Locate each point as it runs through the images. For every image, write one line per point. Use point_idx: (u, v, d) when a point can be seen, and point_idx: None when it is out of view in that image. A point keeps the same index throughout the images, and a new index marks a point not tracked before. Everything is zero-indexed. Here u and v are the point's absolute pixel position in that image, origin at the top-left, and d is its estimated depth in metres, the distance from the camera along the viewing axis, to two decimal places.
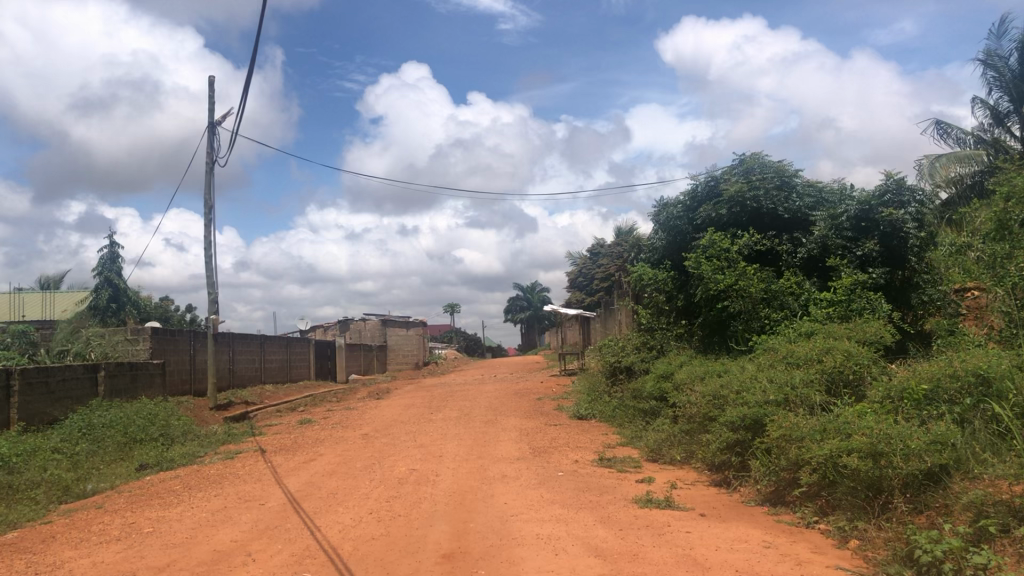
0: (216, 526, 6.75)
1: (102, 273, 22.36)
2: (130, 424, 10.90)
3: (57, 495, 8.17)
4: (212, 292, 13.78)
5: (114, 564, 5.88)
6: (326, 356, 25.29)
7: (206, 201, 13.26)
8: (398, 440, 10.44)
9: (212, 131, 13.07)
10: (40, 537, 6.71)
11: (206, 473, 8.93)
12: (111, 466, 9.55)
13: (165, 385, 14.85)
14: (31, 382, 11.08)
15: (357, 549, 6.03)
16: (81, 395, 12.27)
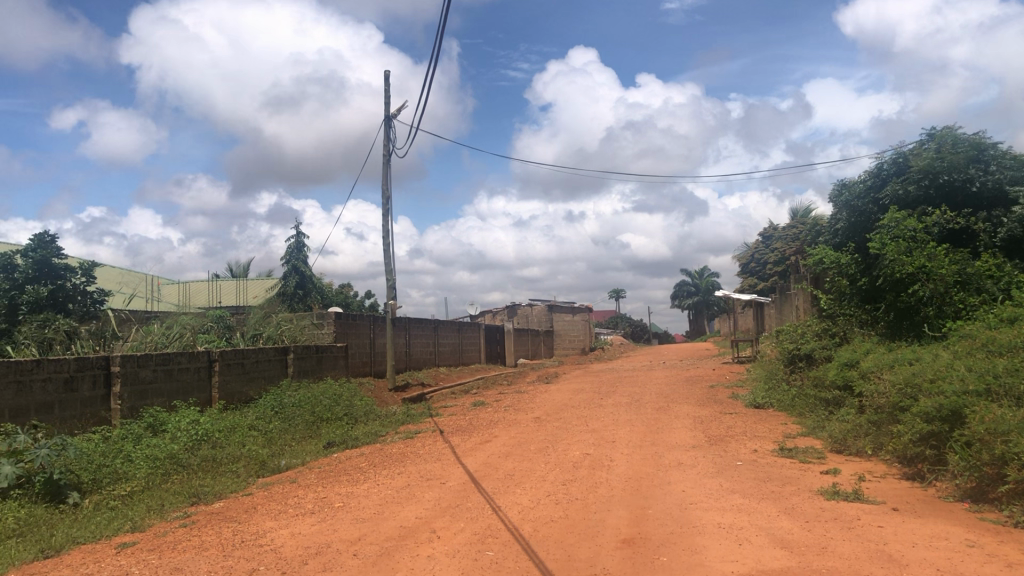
0: (401, 502, 7.01)
1: (289, 261, 23.68)
2: (317, 403, 11.52)
3: (256, 469, 8.73)
4: (390, 280, 14.30)
5: (311, 536, 6.23)
6: (496, 340, 25.75)
7: (384, 191, 13.75)
8: (571, 424, 10.50)
9: (389, 123, 13.51)
10: (243, 507, 7.21)
11: (389, 452, 9.28)
12: (302, 443, 10.11)
13: (347, 367, 15.59)
14: (228, 363, 11.91)
15: (537, 530, 6.12)
16: (273, 375, 13.07)
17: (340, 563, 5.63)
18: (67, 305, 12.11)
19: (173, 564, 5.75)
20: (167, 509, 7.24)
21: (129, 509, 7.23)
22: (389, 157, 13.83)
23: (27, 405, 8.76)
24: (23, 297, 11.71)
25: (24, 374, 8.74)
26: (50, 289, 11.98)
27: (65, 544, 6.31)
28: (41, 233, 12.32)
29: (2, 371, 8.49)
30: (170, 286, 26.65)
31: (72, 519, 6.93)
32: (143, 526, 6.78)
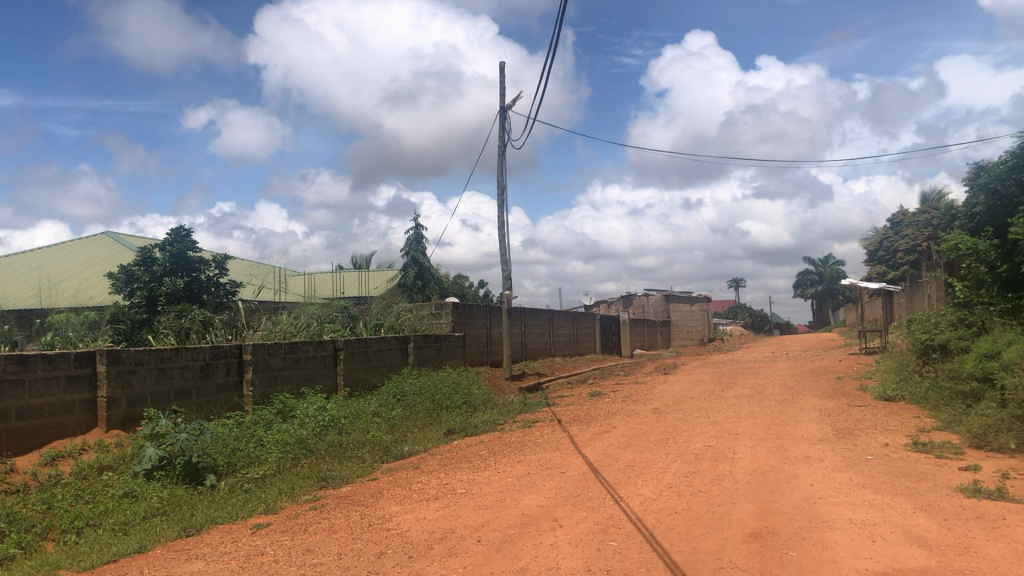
0: (522, 490, 7.06)
1: (409, 253, 24.20)
2: (437, 391, 11.73)
3: (380, 454, 8.95)
4: (506, 270, 14.40)
5: (435, 522, 6.34)
6: (612, 331, 25.63)
7: (499, 181, 13.84)
8: (691, 416, 10.34)
9: (505, 113, 13.58)
10: (370, 492, 7.41)
11: (508, 441, 9.35)
12: (423, 430, 10.31)
13: (464, 356, 15.82)
14: (352, 351, 12.28)
15: (660, 522, 6.05)
16: (394, 364, 13.39)
17: (464, 549, 5.71)
18: (202, 296, 12.71)
19: (305, 546, 5.97)
20: (298, 492, 7.52)
21: (263, 491, 7.53)
22: (504, 148, 13.91)
23: (168, 390, 9.25)
24: (162, 289, 12.36)
25: (164, 362, 9.23)
26: (186, 280, 12.60)
27: (204, 523, 6.63)
28: (178, 228, 12.97)
29: (145, 359, 8.98)
30: (295, 278, 27.62)
31: (210, 500, 7.27)
32: (276, 507, 7.05)
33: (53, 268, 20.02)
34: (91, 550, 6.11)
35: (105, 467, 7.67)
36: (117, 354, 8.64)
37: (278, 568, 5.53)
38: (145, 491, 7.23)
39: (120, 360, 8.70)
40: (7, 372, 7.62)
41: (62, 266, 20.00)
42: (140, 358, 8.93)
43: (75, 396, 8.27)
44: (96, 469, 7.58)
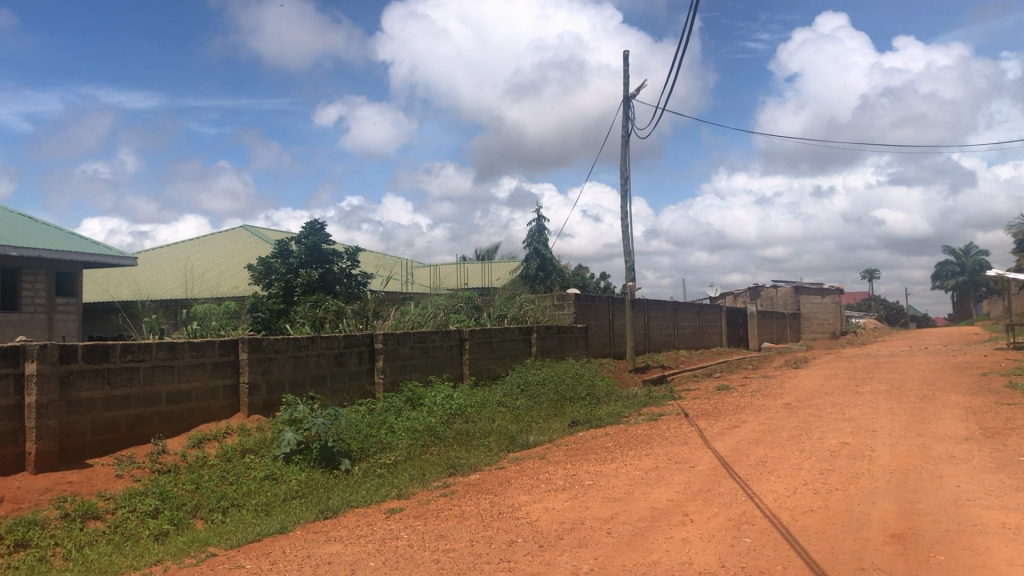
0: (651, 484, 7.00)
1: (531, 244, 24.37)
2: (561, 382, 11.76)
3: (506, 444, 9.03)
4: (629, 261, 14.28)
5: (564, 512, 6.36)
6: (739, 323, 25.09)
7: (623, 171, 13.72)
8: (825, 411, 10.01)
9: (628, 103, 13.45)
10: (498, 480, 7.49)
11: (635, 433, 9.28)
12: (548, 421, 10.35)
13: (587, 347, 15.82)
14: (476, 341, 12.47)
15: (796, 519, 5.89)
16: (517, 354, 13.51)
17: (594, 540, 5.71)
18: (335, 286, 13.12)
19: (437, 531, 6.09)
20: (429, 478, 7.68)
21: (395, 476, 7.73)
22: (627, 138, 13.77)
23: (304, 377, 9.61)
24: (298, 279, 12.83)
25: (301, 350, 9.58)
26: (320, 272, 13.02)
27: (341, 506, 6.85)
28: (312, 221, 13.42)
29: (283, 347, 9.36)
30: (422, 270, 28.20)
31: (345, 484, 7.51)
32: (408, 493, 7.22)
33: (196, 260, 21.10)
34: (237, 529, 6.41)
35: (247, 450, 8.03)
36: (257, 342, 9.03)
37: (412, 552, 5.66)
38: (284, 474, 7.53)
39: (260, 348, 9.09)
40: (159, 359, 8.08)
41: (204, 258, 21.05)
42: (278, 346, 9.31)
43: (219, 382, 8.69)
44: (239, 451, 7.95)
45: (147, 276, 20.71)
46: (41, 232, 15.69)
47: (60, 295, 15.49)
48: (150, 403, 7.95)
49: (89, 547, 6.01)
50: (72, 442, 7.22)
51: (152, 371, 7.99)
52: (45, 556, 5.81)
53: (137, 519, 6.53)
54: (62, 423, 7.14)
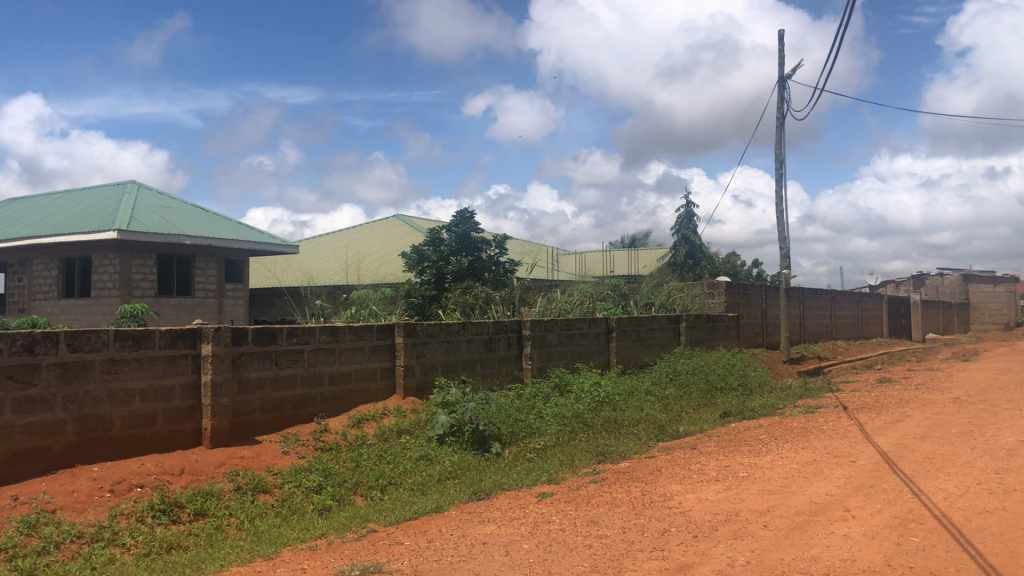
0: (809, 478, 6.76)
1: (680, 231, 24.00)
2: (711, 372, 11.55)
3: (656, 433, 8.94)
4: (783, 248, 13.83)
5: (718, 503, 6.24)
6: (901, 313, 23.89)
7: (777, 155, 13.29)
8: (999, 407, 9.39)
9: (783, 84, 12.99)
10: (648, 469, 7.43)
11: (791, 426, 8.99)
12: (699, 411, 10.18)
13: (739, 337, 15.45)
14: (624, 329, 12.43)
15: (969, 520, 5.55)
16: (666, 343, 13.37)
17: (750, 532, 5.57)
18: (484, 273, 13.32)
19: (589, 517, 6.10)
20: (578, 464, 7.70)
21: (545, 461, 7.79)
22: (782, 120, 13.31)
23: (456, 361, 9.83)
24: (449, 267, 13.12)
25: (453, 335, 9.81)
26: (470, 259, 13.24)
27: (493, 488, 6.97)
28: (463, 209, 13.67)
29: (436, 332, 9.60)
30: (569, 257, 28.28)
31: (497, 467, 7.63)
32: (558, 478, 7.27)
33: (352, 247, 21.93)
34: (394, 507, 6.63)
35: (403, 430, 8.29)
36: (412, 327, 9.30)
37: (565, 537, 5.69)
38: (438, 455, 7.74)
39: (414, 333, 9.36)
40: (321, 342, 8.44)
41: (360, 247, 21.83)
42: (432, 331, 9.56)
43: (377, 364, 9.02)
44: (395, 432, 8.22)
45: (308, 263, 21.69)
46: (211, 222, 16.66)
47: (230, 281, 16.44)
48: (312, 384, 8.33)
49: (260, 519, 6.37)
50: (243, 419, 7.67)
51: (314, 354, 8.36)
52: (221, 525, 6.20)
53: (302, 493, 6.87)
54: (234, 401, 7.59)
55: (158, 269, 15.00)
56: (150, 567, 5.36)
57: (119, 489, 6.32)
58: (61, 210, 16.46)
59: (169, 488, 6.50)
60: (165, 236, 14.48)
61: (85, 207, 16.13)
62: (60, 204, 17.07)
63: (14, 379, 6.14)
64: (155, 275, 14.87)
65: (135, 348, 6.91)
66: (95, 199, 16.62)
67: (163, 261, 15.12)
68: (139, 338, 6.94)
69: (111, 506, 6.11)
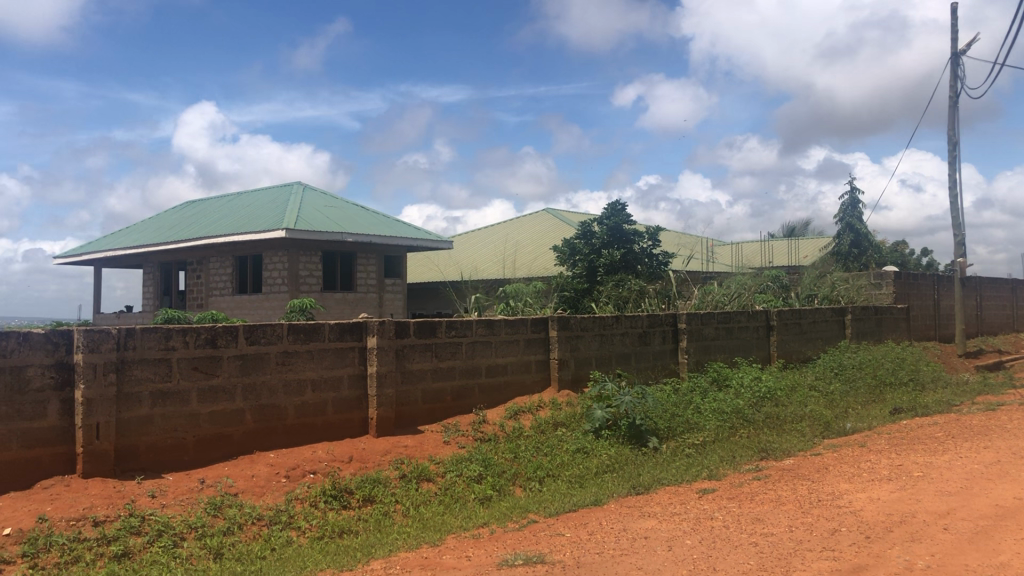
0: (994, 480, 6.32)
1: (843, 219, 23.01)
2: (880, 366, 11.03)
3: (820, 430, 8.59)
4: (958, 235, 13.01)
5: (892, 504, 5.94)
6: None
7: (951, 136, 12.51)
8: None
9: (956, 60, 12.21)
10: (814, 466, 7.16)
11: (970, 424, 8.45)
12: (867, 406, 9.73)
13: (909, 330, 14.67)
14: (785, 322, 12.07)
15: None
16: (830, 337, 12.87)
17: (929, 535, 5.27)
18: (637, 266, 13.19)
19: (753, 515, 5.93)
20: (739, 460, 7.51)
21: (704, 457, 7.65)
22: (955, 99, 12.52)
23: (610, 355, 9.81)
24: (601, 260, 13.09)
25: (606, 329, 9.77)
26: (623, 252, 13.15)
27: (652, 483, 6.89)
28: (615, 202, 13.59)
29: (589, 325, 9.60)
30: (725, 248, 27.65)
31: (655, 461, 7.55)
32: (719, 474, 7.12)
33: (505, 242, 22.24)
34: (554, 498, 6.67)
35: (559, 423, 8.34)
36: (566, 320, 9.34)
37: (729, 534, 5.57)
38: (595, 449, 7.74)
39: (568, 326, 9.39)
40: (479, 335, 8.59)
41: (512, 241, 22.10)
42: (586, 324, 9.56)
43: (532, 357, 9.11)
44: (552, 424, 8.28)
45: (462, 258, 22.16)
46: (370, 220, 17.28)
47: (388, 276, 17.01)
48: (471, 375, 8.51)
49: (424, 506, 6.56)
50: (406, 409, 7.93)
51: (472, 346, 8.53)
52: (388, 512, 6.43)
53: (464, 483, 7.02)
54: (398, 391, 7.85)
55: (322, 266, 15.71)
56: (324, 550, 5.61)
57: (294, 474, 6.66)
58: (233, 211, 17.50)
59: (339, 474, 6.79)
60: (328, 234, 15.12)
61: (256, 208, 17.07)
62: (233, 206, 18.14)
63: (199, 370, 6.57)
64: (320, 271, 15.61)
65: (307, 341, 7.24)
66: (264, 200, 17.56)
67: (326, 258, 15.83)
68: (310, 332, 7.27)
69: (287, 490, 6.44)
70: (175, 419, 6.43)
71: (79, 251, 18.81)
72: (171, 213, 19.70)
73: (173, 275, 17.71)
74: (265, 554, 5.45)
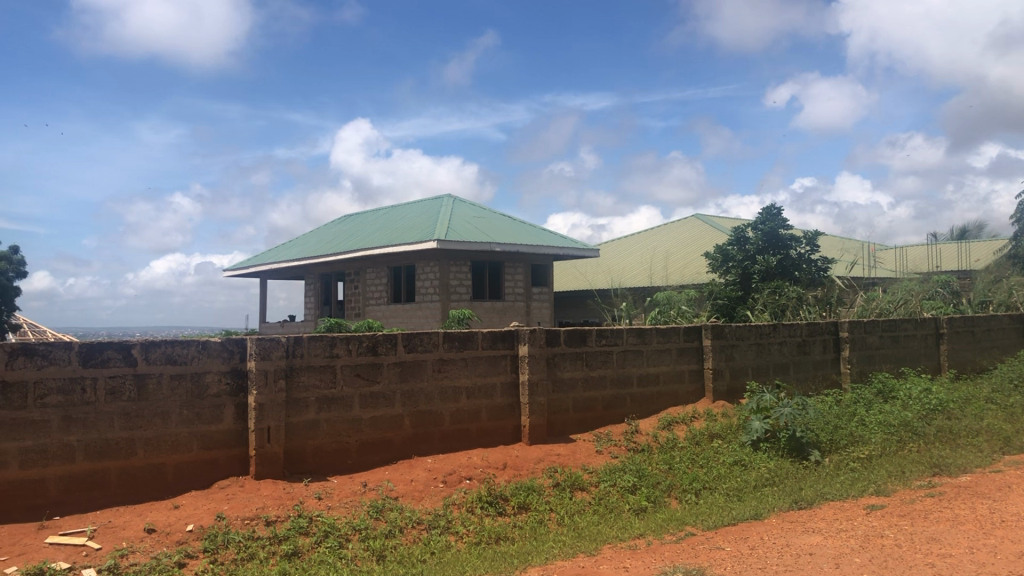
0: None
1: (1020, 220, 21.50)
2: None
3: (1000, 445, 8.02)
4: None
5: None
6: None
7: None
8: None
9: None
10: (995, 485, 6.68)
11: None
12: None
13: None
14: (958, 330, 11.41)
15: None
16: (1007, 345, 12.08)
17: None
18: (795, 272, 12.75)
19: (928, 534, 5.60)
20: (910, 476, 7.11)
21: (872, 472, 7.28)
22: None
23: (768, 365, 9.52)
24: (756, 266, 12.74)
25: (764, 337, 9.50)
26: (778, 258, 12.75)
27: (815, 498, 6.62)
28: (769, 206, 13.21)
29: (745, 334, 9.36)
30: (887, 253, 26.37)
31: (817, 475, 7.25)
32: (888, 490, 6.76)
33: (654, 250, 22.02)
34: (711, 511, 6.52)
35: (714, 435, 8.16)
36: (720, 328, 9.13)
37: (902, 553, 5.27)
38: (753, 461, 7.53)
39: (723, 335, 9.18)
40: (630, 344, 8.51)
41: (662, 248, 21.82)
42: (741, 333, 9.33)
43: (685, 366, 8.96)
44: (707, 436, 8.11)
45: (610, 266, 22.09)
46: (517, 229, 17.48)
47: (536, 285, 17.15)
48: (623, 384, 8.44)
49: (579, 515, 6.54)
50: (558, 417, 7.95)
51: (623, 355, 8.46)
52: (542, 519, 6.44)
53: (618, 493, 6.96)
54: (549, 400, 7.88)
55: (471, 275, 16.01)
56: (482, 555, 5.68)
57: (451, 480, 6.79)
58: (387, 223, 18.10)
59: (494, 481, 6.88)
60: (477, 244, 15.39)
61: (408, 220, 17.59)
62: (386, 219, 18.75)
63: (360, 377, 6.80)
64: (470, 280, 15.91)
65: (461, 349, 7.38)
66: (416, 212, 18.07)
67: (476, 267, 16.12)
68: (464, 340, 7.40)
69: (445, 495, 6.57)
70: (340, 424, 6.68)
71: (245, 264, 19.91)
72: (329, 227, 20.57)
73: (331, 286, 18.47)
74: (426, 557, 5.57)
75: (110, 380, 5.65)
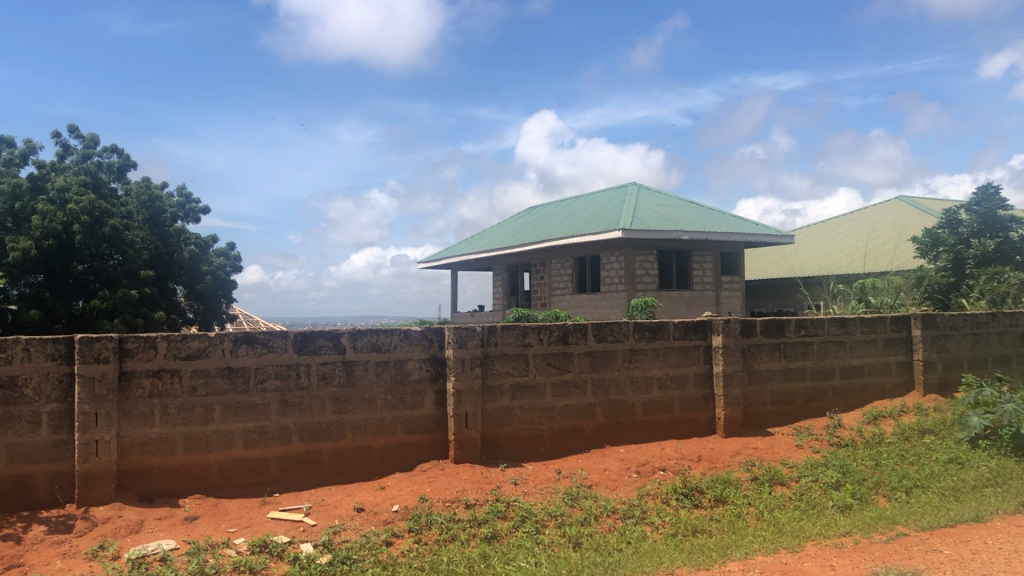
0: None
1: None
2: None
3: None
4: None
5: None
6: None
7: None
8: None
9: None
10: None
11: None
12: None
13: None
14: None
15: None
16: None
17: None
18: (1015, 256, 11.76)
19: None
20: None
21: None
22: None
23: (985, 356, 8.90)
24: (970, 252, 11.86)
25: (981, 327, 8.88)
26: (996, 241, 11.80)
27: None
28: (985, 185, 12.32)
29: (960, 324, 8.75)
30: None
31: None
32: None
33: (853, 236, 21.02)
34: (925, 511, 6.12)
35: (926, 430, 7.67)
36: (932, 318, 8.57)
37: None
38: (971, 460, 7.01)
39: (935, 325, 8.61)
40: (832, 334, 8.11)
41: (863, 234, 20.79)
42: (956, 323, 8.72)
43: (893, 358, 8.46)
44: (917, 431, 7.63)
45: (805, 254, 21.26)
46: (706, 217, 17.09)
47: (725, 274, 16.72)
48: (824, 376, 8.08)
49: (779, 510, 6.32)
50: (755, 410, 7.72)
51: (825, 346, 8.08)
52: (740, 513, 6.26)
53: (821, 489, 6.66)
54: (745, 391, 7.66)
55: (658, 265, 15.82)
56: (679, 547, 5.59)
57: (645, 470, 6.74)
58: (573, 214, 18.18)
59: (689, 473, 6.76)
60: (663, 233, 15.17)
61: (593, 210, 17.61)
62: (571, 210, 18.85)
63: (553, 366, 6.87)
64: (656, 270, 15.73)
65: (652, 338, 7.30)
66: (601, 202, 18.04)
67: (662, 256, 15.92)
68: (656, 330, 7.30)
69: (639, 486, 6.53)
70: (533, 412, 6.79)
71: (437, 257, 20.62)
72: (515, 219, 20.92)
73: (518, 276, 18.80)
74: (621, 546, 5.54)
75: (322, 366, 5.99)
